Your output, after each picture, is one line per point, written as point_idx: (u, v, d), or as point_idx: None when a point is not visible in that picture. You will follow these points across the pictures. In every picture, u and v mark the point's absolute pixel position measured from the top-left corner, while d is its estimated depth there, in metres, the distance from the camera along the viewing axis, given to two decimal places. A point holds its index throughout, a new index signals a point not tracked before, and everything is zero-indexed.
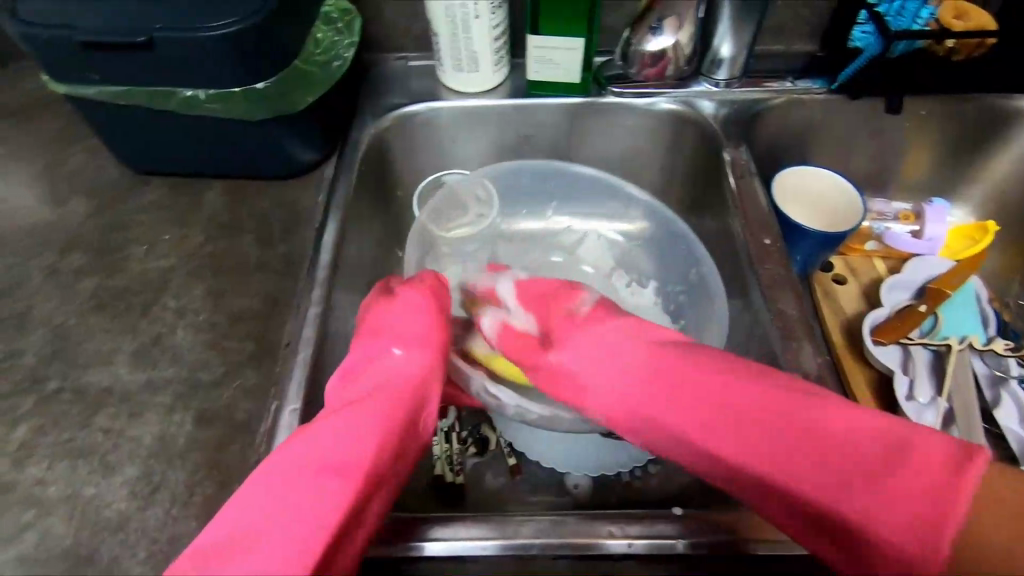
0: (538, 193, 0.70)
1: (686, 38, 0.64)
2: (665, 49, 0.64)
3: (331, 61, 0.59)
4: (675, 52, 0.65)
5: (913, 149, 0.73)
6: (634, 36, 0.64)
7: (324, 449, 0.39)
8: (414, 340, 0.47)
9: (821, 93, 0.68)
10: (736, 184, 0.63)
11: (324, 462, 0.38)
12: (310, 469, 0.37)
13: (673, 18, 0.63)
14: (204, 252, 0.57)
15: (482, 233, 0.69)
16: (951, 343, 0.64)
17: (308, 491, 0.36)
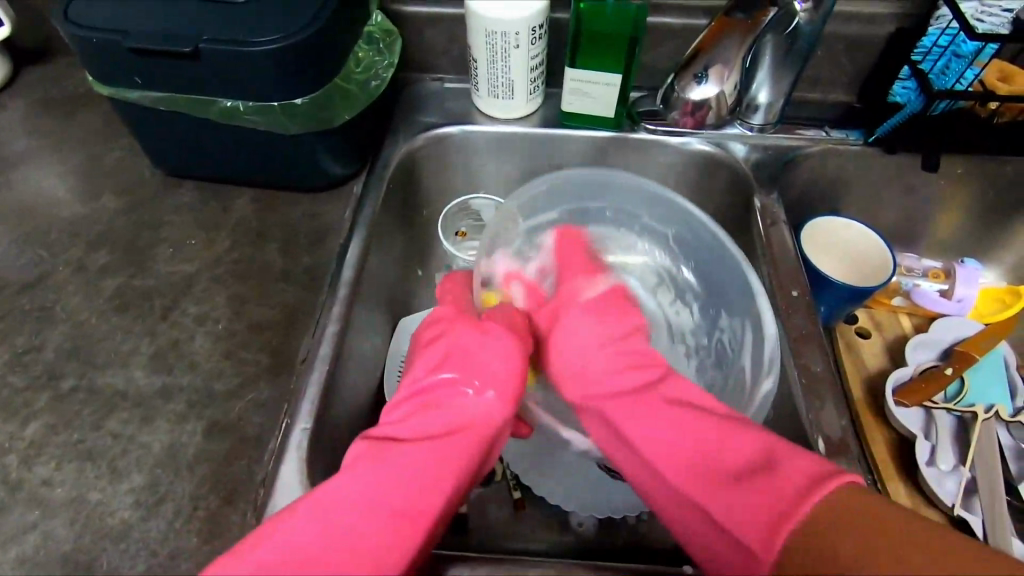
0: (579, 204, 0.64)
1: (731, 89, 0.63)
2: (709, 98, 0.63)
3: (369, 80, 0.60)
4: (717, 102, 0.64)
5: (948, 208, 0.72)
6: (678, 82, 0.63)
7: (403, 482, 0.38)
8: (490, 379, 0.47)
9: (857, 144, 0.67)
10: (765, 229, 0.62)
11: (400, 501, 0.37)
12: (383, 504, 0.37)
13: (719, 66, 0.61)
14: (229, 259, 0.57)
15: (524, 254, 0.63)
16: (977, 412, 0.62)
17: (380, 531, 0.36)
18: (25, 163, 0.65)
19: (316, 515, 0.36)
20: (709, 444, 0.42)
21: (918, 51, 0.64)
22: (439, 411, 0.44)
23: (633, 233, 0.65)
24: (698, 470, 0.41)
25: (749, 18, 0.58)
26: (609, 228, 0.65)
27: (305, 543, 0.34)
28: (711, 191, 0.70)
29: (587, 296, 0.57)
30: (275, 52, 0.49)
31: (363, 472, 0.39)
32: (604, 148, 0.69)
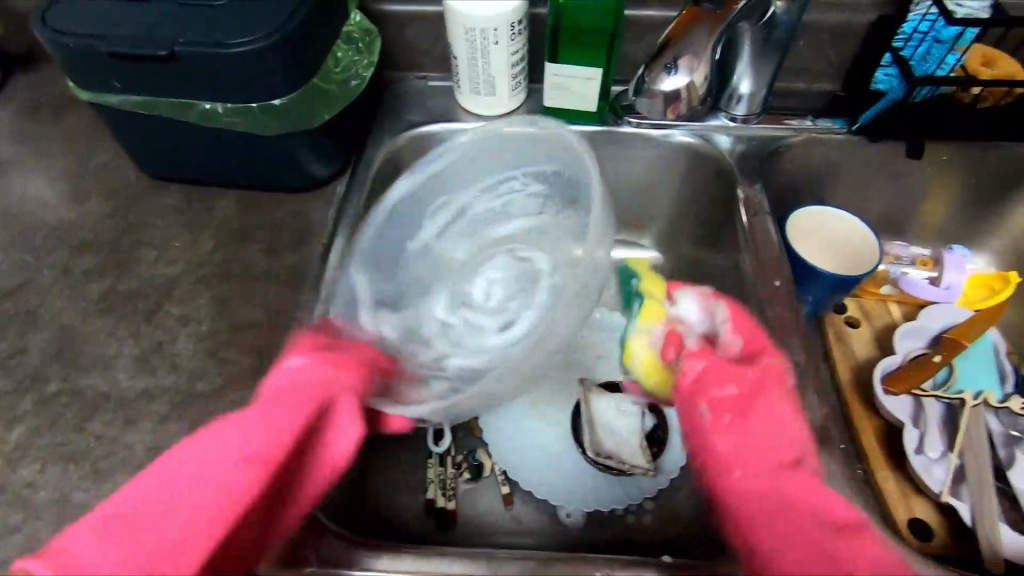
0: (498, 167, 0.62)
1: (700, 79, 0.63)
2: (678, 88, 0.63)
3: (349, 80, 0.60)
4: (687, 92, 0.64)
5: (936, 195, 0.72)
6: (648, 74, 0.64)
7: (248, 437, 0.39)
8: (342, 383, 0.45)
9: (841, 134, 0.67)
10: (748, 220, 0.62)
11: (235, 455, 0.38)
12: (212, 476, 0.36)
13: (689, 56, 0.61)
14: (214, 260, 0.58)
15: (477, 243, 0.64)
16: (965, 398, 0.62)
17: (212, 484, 0.36)
18: (11, 169, 0.65)
19: (153, 489, 0.35)
20: (828, 537, 0.39)
21: (899, 37, 0.63)
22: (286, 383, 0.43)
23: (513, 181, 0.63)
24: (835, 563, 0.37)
25: (718, 8, 0.58)
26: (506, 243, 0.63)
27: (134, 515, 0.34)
28: (696, 183, 0.69)
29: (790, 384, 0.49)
30: (252, 53, 0.49)
31: (208, 444, 0.38)
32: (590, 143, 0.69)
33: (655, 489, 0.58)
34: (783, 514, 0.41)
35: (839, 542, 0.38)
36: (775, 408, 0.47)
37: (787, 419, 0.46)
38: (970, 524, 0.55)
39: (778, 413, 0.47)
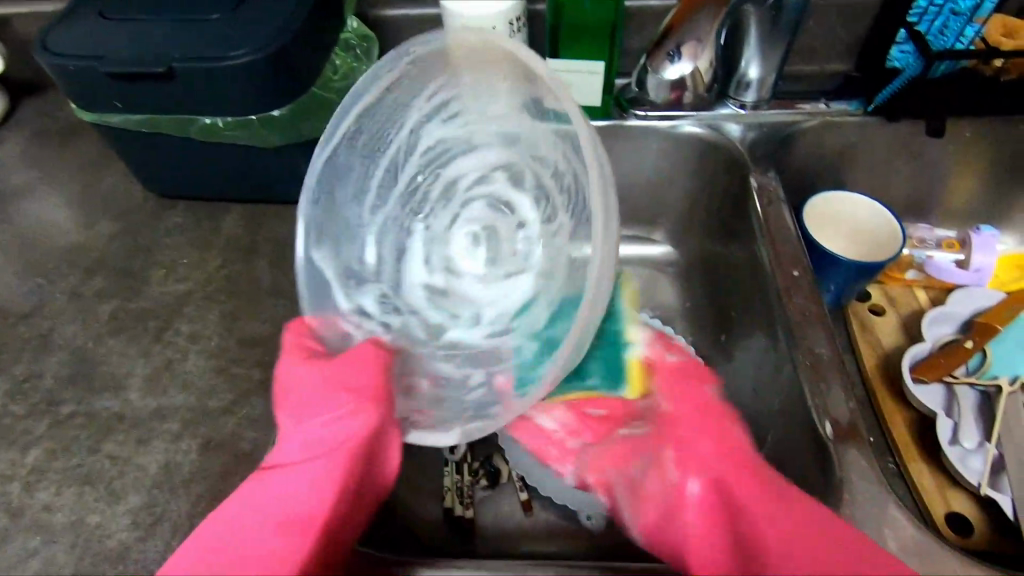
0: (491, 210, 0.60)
1: (705, 66, 0.62)
2: (681, 78, 0.63)
3: (348, 87, 0.59)
4: (693, 80, 0.63)
5: (961, 173, 0.69)
6: (652, 62, 0.63)
7: (287, 499, 0.40)
8: (365, 394, 0.44)
9: (857, 115, 0.65)
10: (763, 210, 0.60)
11: (282, 517, 0.39)
12: (302, 523, 0.39)
13: (692, 44, 0.60)
14: (222, 276, 0.57)
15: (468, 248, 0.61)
16: (1002, 384, 0.59)
17: (268, 543, 0.38)
18: (24, 195, 0.66)
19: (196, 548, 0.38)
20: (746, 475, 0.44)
21: (914, 12, 0.60)
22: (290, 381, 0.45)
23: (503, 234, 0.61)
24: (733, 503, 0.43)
25: None
26: (574, 177, 0.49)
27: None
28: (707, 173, 0.67)
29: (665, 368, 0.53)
30: (247, 64, 0.49)
31: (258, 496, 0.41)
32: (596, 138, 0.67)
33: None
34: (747, 475, 0.44)
35: (779, 514, 0.41)
36: (736, 436, 0.47)
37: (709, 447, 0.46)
38: (1013, 518, 0.53)
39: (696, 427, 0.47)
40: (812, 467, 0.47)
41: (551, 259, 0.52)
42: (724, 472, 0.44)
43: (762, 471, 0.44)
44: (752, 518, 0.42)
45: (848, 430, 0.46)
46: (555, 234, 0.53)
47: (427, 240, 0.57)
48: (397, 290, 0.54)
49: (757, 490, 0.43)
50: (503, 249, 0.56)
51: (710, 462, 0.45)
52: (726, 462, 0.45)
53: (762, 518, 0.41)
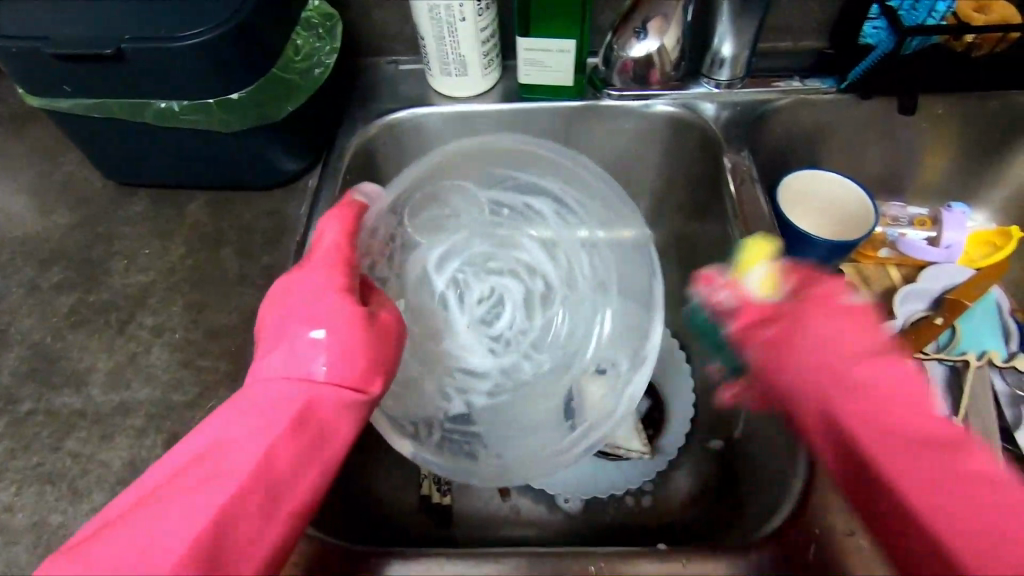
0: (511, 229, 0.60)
1: (672, 42, 0.61)
2: (648, 56, 0.61)
3: (312, 69, 0.57)
4: (660, 56, 0.62)
5: (934, 150, 0.69)
6: (618, 40, 0.61)
7: (251, 416, 0.35)
8: (347, 329, 0.39)
9: (831, 93, 0.64)
10: (736, 189, 0.60)
11: (236, 441, 0.34)
12: (260, 457, 0.34)
13: (659, 18, 0.59)
14: (186, 266, 0.56)
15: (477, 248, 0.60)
16: (968, 360, 0.60)
17: (214, 468, 0.33)
18: None
19: (188, 475, 0.33)
20: (926, 429, 0.39)
21: None
22: (304, 281, 0.42)
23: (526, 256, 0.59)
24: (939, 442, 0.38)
25: None
26: (636, 312, 0.54)
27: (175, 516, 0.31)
28: (681, 153, 0.67)
29: (845, 304, 0.47)
30: (202, 46, 0.47)
31: (237, 409, 0.36)
32: (569, 119, 0.66)
33: (656, 469, 0.57)
34: (889, 438, 0.40)
35: (957, 462, 0.37)
36: (895, 371, 0.42)
37: (895, 373, 0.42)
38: None
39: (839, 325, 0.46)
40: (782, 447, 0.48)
41: (561, 349, 0.55)
42: (862, 422, 0.41)
43: (890, 392, 0.42)
44: (897, 456, 0.39)
45: None
46: (592, 335, 0.55)
47: (465, 258, 0.59)
48: (428, 274, 0.57)
49: (887, 396, 0.42)
50: (515, 318, 0.56)
51: (909, 420, 0.40)
52: (897, 414, 0.40)
53: (908, 469, 0.38)
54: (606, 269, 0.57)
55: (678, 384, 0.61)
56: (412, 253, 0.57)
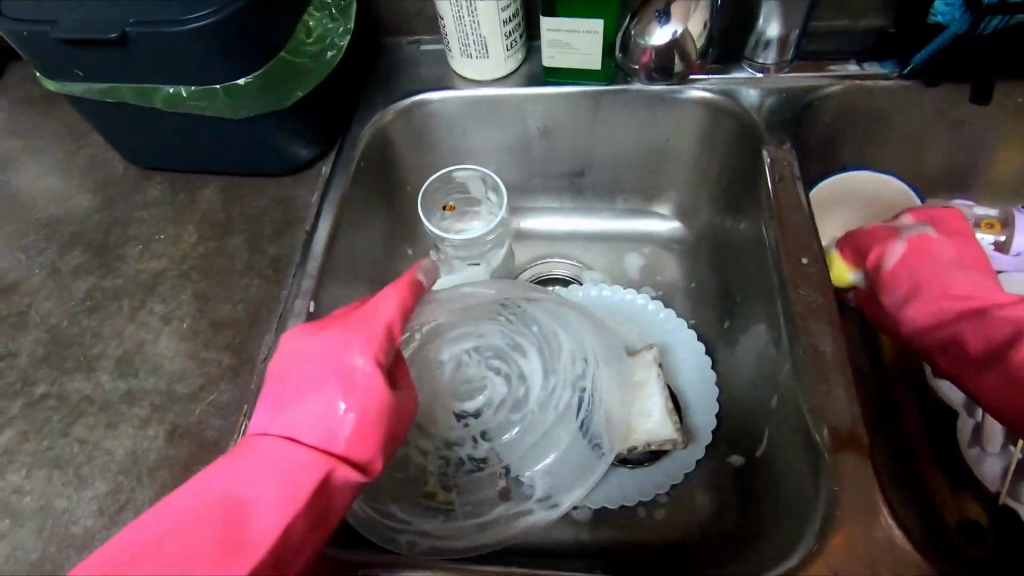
0: (522, 325, 0.55)
1: (697, 29, 0.56)
2: (670, 41, 0.56)
3: (324, 51, 0.55)
4: (683, 44, 0.57)
5: (1008, 145, 0.61)
6: (636, 25, 0.56)
7: (257, 480, 0.35)
8: (367, 402, 0.37)
9: (892, 79, 0.58)
10: (773, 186, 0.55)
11: (236, 499, 0.34)
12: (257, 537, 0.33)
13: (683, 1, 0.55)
14: (197, 253, 0.56)
15: (483, 329, 0.55)
16: None
17: (206, 529, 0.32)
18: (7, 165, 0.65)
19: (202, 535, 0.32)
20: None
21: None
22: (336, 343, 0.39)
23: (529, 359, 0.53)
24: None
25: None
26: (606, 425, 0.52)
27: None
28: (715, 142, 0.62)
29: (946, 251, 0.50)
30: (202, 29, 0.45)
31: (248, 461, 0.35)
32: (595, 105, 0.62)
33: (668, 482, 0.55)
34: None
35: None
36: None
37: None
38: None
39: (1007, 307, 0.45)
40: (805, 475, 0.44)
41: (539, 445, 0.51)
42: None
43: None
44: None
45: (848, 439, 0.43)
46: (570, 440, 0.51)
47: (478, 342, 0.54)
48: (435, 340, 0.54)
49: None
50: (496, 404, 0.52)
51: None
52: None
53: None
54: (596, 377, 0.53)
55: (700, 391, 0.58)
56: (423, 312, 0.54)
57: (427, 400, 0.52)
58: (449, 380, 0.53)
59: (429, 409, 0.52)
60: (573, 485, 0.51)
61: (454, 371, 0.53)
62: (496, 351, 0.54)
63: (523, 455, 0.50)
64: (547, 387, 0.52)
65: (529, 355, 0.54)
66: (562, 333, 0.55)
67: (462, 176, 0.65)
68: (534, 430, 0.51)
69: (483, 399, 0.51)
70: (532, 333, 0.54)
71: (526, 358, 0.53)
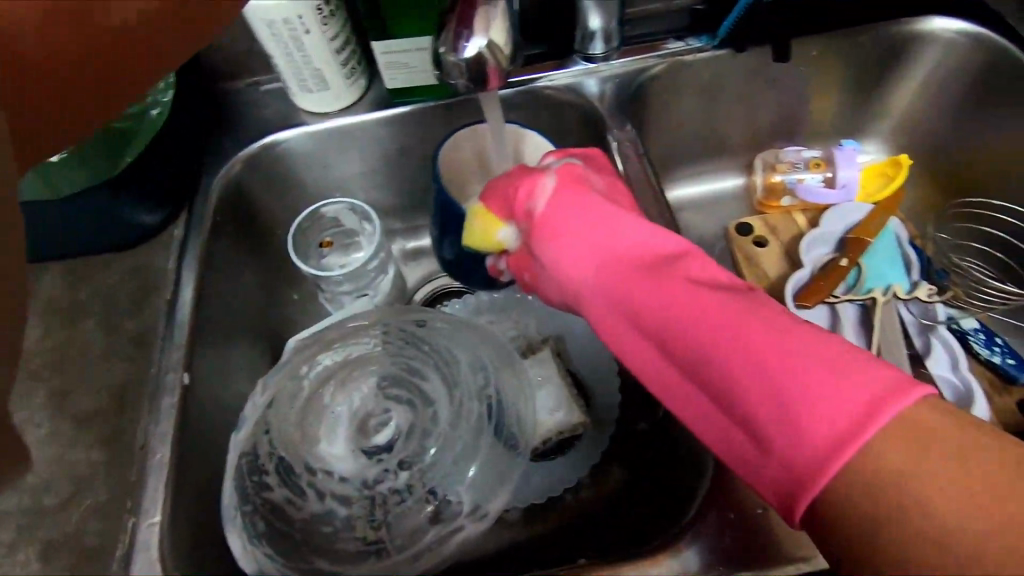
0: (412, 350, 0.55)
1: (502, 37, 0.47)
2: (482, 54, 0.46)
3: (148, 109, 0.53)
4: (493, 58, 0.47)
5: (817, 93, 0.69)
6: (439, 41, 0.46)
7: None
8: None
9: (707, 51, 0.63)
10: (623, 167, 0.59)
11: None
12: None
13: (482, 11, 0.46)
14: (46, 348, 0.51)
15: (376, 362, 0.55)
16: (876, 296, 0.60)
17: None
18: None
19: None
20: (691, 288, 0.37)
21: None
22: None
23: (429, 380, 0.54)
24: (664, 340, 0.36)
25: None
26: (517, 424, 0.53)
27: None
28: (568, 132, 0.66)
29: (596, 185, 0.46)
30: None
31: None
32: (447, 119, 0.63)
33: (587, 464, 0.56)
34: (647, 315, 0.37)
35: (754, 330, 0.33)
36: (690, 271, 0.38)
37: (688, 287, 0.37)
38: None
39: (623, 227, 0.41)
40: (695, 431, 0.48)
41: (451, 456, 0.50)
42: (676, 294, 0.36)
43: (720, 321, 0.34)
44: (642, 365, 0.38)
45: None
46: (485, 445, 0.51)
47: (374, 377, 0.54)
48: (327, 388, 0.54)
49: (755, 321, 0.34)
50: (402, 432, 0.52)
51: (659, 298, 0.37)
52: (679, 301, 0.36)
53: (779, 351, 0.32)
54: (495, 381, 0.54)
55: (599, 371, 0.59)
56: (301, 358, 0.55)
57: (330, 450, 0.51)
58: (346, 421, 0.52)
59: (335, 457, 0.51)
60: (497, 490, 0.50)
61: (355, 412, 0.53)
62: (393, 381, 0.54)
63: (436, 472, 0.50)
64: (451, 403, 0.53)
65: (427, 376, 0.55)
66: (454, 349, 0.56)
67: (328, 206, 0.63)
68: (444, 445, 0.51)
69: (391, 431, 0.52)
70: (426, 353, 0.55)
71: (425, 380, 0.54)
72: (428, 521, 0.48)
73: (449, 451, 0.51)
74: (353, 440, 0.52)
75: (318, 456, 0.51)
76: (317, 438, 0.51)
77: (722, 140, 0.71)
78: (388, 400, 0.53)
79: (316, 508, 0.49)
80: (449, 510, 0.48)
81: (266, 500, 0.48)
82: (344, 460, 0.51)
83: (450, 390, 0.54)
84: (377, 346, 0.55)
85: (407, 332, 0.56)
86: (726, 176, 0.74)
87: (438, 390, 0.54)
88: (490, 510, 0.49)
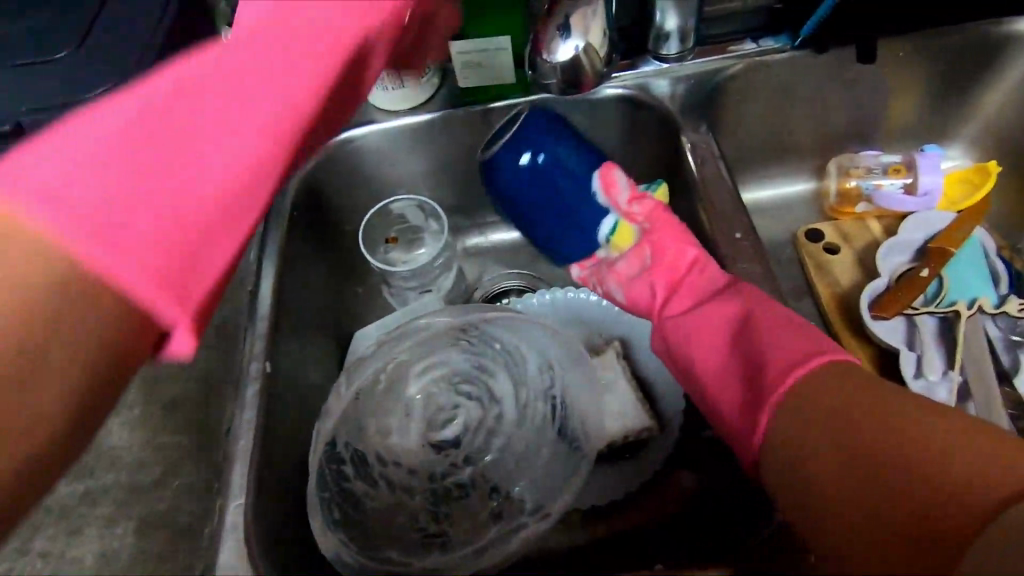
0: (483, 350, 0.56)
1: (597, 39, 0.55)
2: (576, 55, 0.54)
3: None
4: (587, 57, 0.55)
5: (901, 96, 0.66)
6: (539, 41, 0.54)
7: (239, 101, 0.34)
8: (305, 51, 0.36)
9: (786, 51, 0.61)
10: (698, 172, 0.59)
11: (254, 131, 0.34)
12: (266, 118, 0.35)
13: (580, 13, 0.52)
14: None
15: (445, 358, 0.55)
16: (958, 309, 0.59)
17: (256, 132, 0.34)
18: None
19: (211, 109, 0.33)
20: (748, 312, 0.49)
21: None
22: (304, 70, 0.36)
23: (497, 379, 0.55)
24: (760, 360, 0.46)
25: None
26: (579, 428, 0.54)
27: (151, 284, 0.29)
28: (640, 134, 0.64)
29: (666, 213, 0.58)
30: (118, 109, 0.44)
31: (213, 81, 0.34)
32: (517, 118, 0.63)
33: (652, 469, 0.56)
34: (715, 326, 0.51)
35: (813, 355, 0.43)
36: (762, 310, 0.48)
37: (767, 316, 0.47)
38: None
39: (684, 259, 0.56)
40: None
41: (517, 457, 0.52)
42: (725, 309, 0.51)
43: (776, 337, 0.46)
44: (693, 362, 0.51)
45: None
46: (547, 449, 0.53)
47: (443, 372, 0.55)
48: (397, 380, 0.54)
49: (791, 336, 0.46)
50: (471, 429, 0.53)
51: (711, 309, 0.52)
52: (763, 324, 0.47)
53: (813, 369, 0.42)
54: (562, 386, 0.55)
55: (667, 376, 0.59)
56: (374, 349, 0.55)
57: (400, 441, 0.53)
58: (417, 415, 0.54)
59: (406, 449, 0.52)
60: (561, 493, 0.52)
61: (424, 407, 0.54)
62: (463, 378, 0.55)
63: (501, 471, 0.52)
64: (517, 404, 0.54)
65: (496, 375, 0.55)
66: (522, 349, 0.56)
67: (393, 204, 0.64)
68: (508, 446, 0.53)
69: (459, 427, 0.53)
70: (497, 353, 0.55)
71: (494, 378, 0.55)
72: (494, 516, 0.50)
73: (514, 453, 0.53)
74: (423, 434, 0.53)
75: (389, 446, 0.52)
76: (388, 429, 0.53)
77: (795, 144, 0.69)
78: (456, 397, 0.54)
79: (386, 497, 0.51)
80: (514, 508, 0.51)
81: (343, 489, 0.50)
82: (413, 452, 0.52)
83: (516, 391, 0.55)
84: (448, 343, 0.55)
85: (478, 331, 0.56)
86: (797, 180, 0.72)
87: (505, 391, 0.55)
88: (553, 510, 0.51)
